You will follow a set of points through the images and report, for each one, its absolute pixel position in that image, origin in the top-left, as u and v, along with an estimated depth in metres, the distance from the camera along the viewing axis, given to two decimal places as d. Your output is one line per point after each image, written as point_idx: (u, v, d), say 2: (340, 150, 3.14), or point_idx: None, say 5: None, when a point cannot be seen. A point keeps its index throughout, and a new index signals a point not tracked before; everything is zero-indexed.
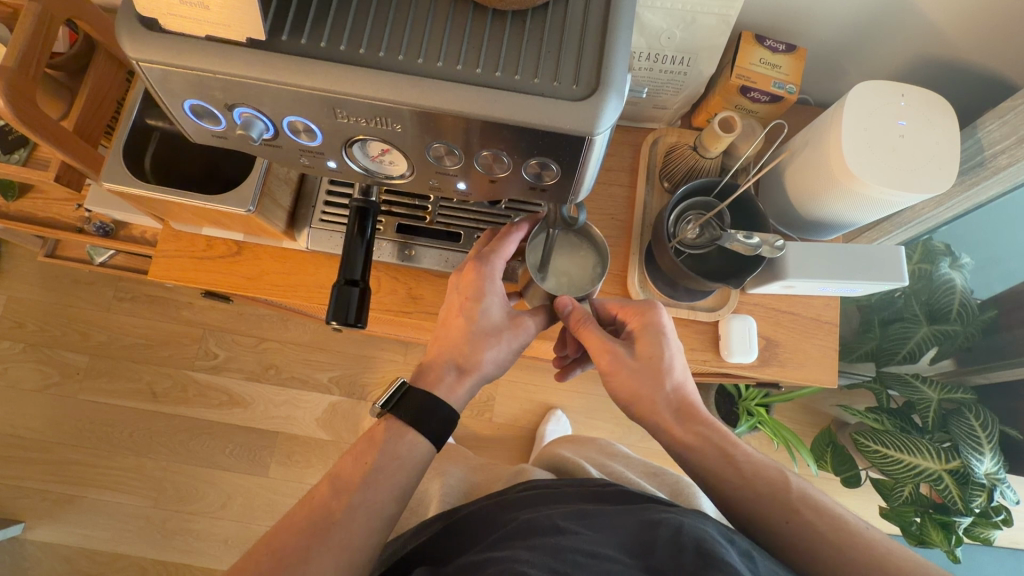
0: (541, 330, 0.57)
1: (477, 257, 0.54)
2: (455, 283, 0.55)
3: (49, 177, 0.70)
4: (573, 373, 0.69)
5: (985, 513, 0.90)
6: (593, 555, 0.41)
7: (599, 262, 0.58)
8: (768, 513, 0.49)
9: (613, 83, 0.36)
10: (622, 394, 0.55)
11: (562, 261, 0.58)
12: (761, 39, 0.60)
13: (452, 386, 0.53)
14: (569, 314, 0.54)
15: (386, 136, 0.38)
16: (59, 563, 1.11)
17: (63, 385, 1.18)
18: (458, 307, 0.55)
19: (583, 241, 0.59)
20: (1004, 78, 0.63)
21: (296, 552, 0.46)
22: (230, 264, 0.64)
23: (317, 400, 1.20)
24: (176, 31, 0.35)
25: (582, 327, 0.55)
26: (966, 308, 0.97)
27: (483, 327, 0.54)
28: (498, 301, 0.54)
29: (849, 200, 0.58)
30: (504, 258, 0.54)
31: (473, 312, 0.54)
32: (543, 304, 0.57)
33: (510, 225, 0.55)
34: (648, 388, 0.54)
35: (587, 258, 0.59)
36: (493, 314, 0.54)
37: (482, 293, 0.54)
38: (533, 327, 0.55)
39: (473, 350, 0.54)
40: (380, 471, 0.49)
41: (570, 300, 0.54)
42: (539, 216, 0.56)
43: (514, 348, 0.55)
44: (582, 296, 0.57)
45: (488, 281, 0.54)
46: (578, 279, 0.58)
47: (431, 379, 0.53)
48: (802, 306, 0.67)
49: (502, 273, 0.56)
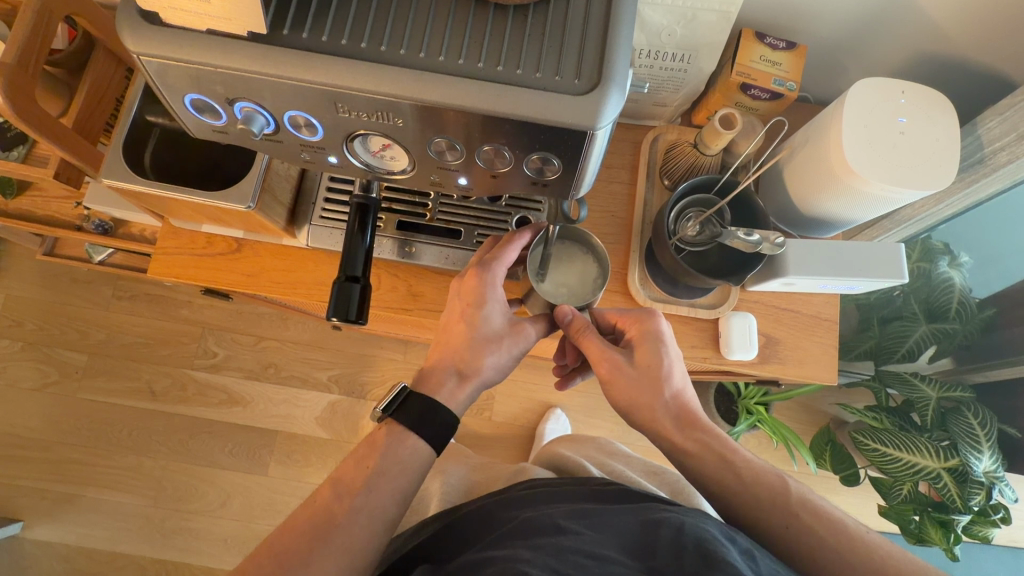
0: (541, 336, 0.57)
1: (479, 264, 0.54)
2: (456, 289, 0.55)
3: (48, 174, 0.70)
4: (573, 382, 0.69)
5: (983, 512, 0.91)
6: (595, 557, 0.42)
7: (599, 275, 0.58)
8: (768, 514, 0.49)
9: (615, 77, 0.35)
10: (622, 402, 0.55)
11: (562, 271, 0.59)
12: (761, 36, 0.60)
13: (453, 392, 0.53)
14: (569, 323, 0.55)
15: (387, 130, 0.38)
16: (58, 562, 1.10)
17: (62, 384, 1.18)
18: (459, 313, 0.55)
19: (585, 253, 0.60)
20: (1003, 76, 0.63)
21: (298, 554, 0.46)
22: (230, 261, 0.63)
23: (316, 399, 1.20)
24: (177, 24, 0.35)
25: (583, 337, 0.55)
26: (964, 306, 0.97)
27: (484, 334, 0.54)
28: (499, 308, 0.54)
29: (849, 198, 0.58)
30: (505, 265, 0.54)
31: (474, 318, 0.54)
32: (544, 312, 0.57)
33: (512, 233, 0.55)
34: (648, 395, 0.54)
35: (588, 270, 0.59)
36: (494, 321, 0.54)
37: (483, 299, 0.53)
38: (533, 334, 0.55)
39: (473, 357, 0.54)
40: (382, 473, 0.49)
41: (571, 309, 0.54)
42: (542, 228, 0.56)
43: (515, 354, 0.55)
44: (582, 305, 0.57)
45: (489, 288, 0.53)
46: (578, 289, 0.58)
47: (432, 385, 0.53)
48: (801, 304, 0.67)
49: (503, 280, 0.56)
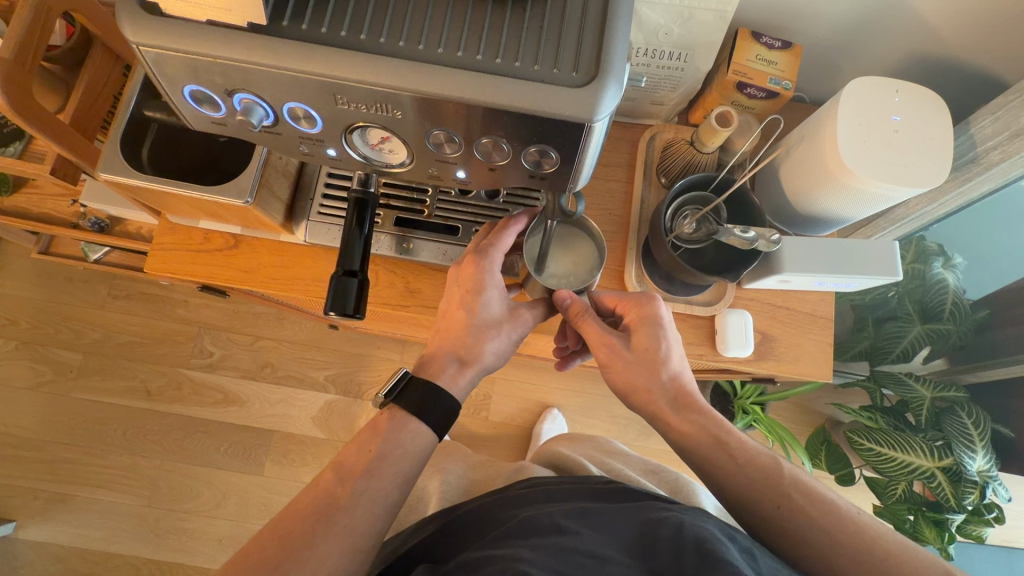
0: (541, 321, 0.58)
1: (476, 250, 0.54)
2: (455, 276, 0.55)
3: (45, 170, 0.70)
4: (573, 363, 0.69)
5: (977, 511, 0.91)
6: (596, 557, 0.42)
7: (596, 251, 0.59)
8: (757, 496, 0.49)
9: (612, 70, 0.36)
10: (620, 385, 0.56)
11: (562, 254, 0.59)
12: (758, 36, 0.60)
13: (454, 378, 0.53)
14: (568, 307, 0.55)
15: (386, 122, 0.39)
16: (50, 563, 1.10)
17: (56, 383, 1.17)
18: (458, 300, 0.55)
19: (583, 237, 0.60)
20: (994, 77, 0.64)
21: (301, 538, 0.45)
22: (228, 257, 0.63)
23: (313, 399, 1.20)
24: (176, 15, 0.35)
25: (581, 320, 0.55)
26: (958, 307, 0.98)
27: (484, 319, 0.54)
28: (498, 293, 0.55)
29: (845, 195, 0.58)
30: (503, 250, 0.55)
31: (474, 305, 0.54)
32: (544, 296, 0.58)
33: (509, 217, 0.56)
34: (646, 378, 0.54)
35: (586, 248, 0.60)
36: (494, 307, 0.55)
37: (482, 285, 0.54)
38: (531, 319, 0.56)
39: (474, 343, 0.54)
40: (383, 458, 0.49)
41: (570, 293, 0.55)
42: (538, 210, 0.56)
43: (514, 340, 0.56)
44: (582, 287, 0.58)
45: (488, 274, 0.54)
46: (575, 271, 0.59)
47: (433, 370, 0.53)
48: (796, 301, 0.67)
49: (502, 265, 0.56)
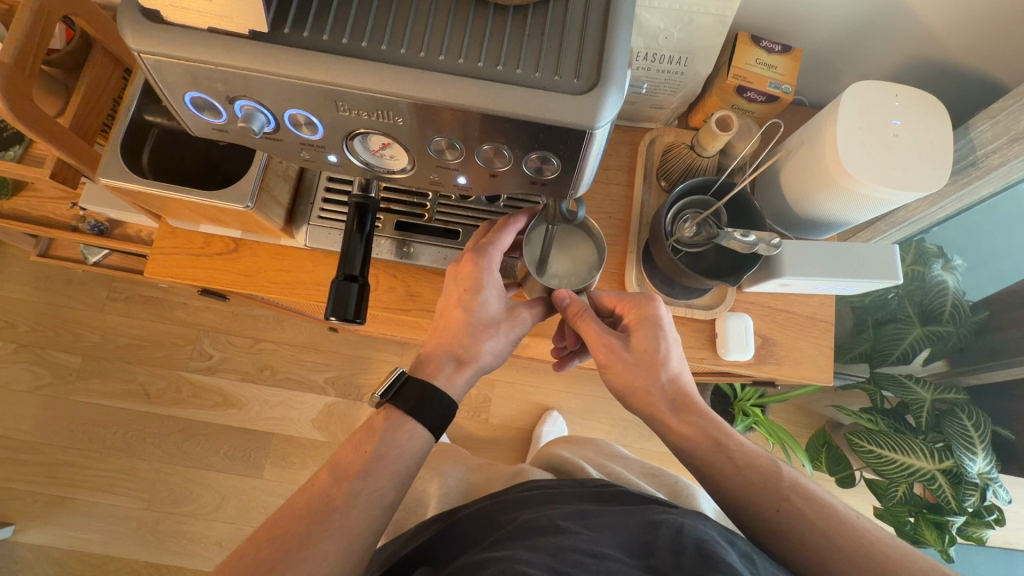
0: (539, 321, 0.58)
1: (475, 249, 0.54)
2: (453, 275, 0.55)
3: (45, 173, 0.70)
4: (571, 364, 0.69)
5: (978, 513, 0.91)
6: (594, 555, 0.41)
7: (596, 252, 0.60)
8: (757, 499, 0.49)
9: (613, 77, 0.36)
10: (618, 385, 0.56)
11: (563, 255, 0.60)
12: (757, 40, 0.60)
13: (451, 377, 0.53)
14: (567, 307, 0.55)
15: (387, 129, 0.39)
16: (50, 566, 1.10)
17: (55, 386, 1.17)
18: (456, 299, 0.55)
19: (582, 238, 0.60)
20: (993, 80, 0.64)
21: (297, 538, 0.45)
22: (228, 261, 0.63)
23: (313, 401, 1.20)
24: (176, 22, 0.35)
25: (580, 320, 0.55)
26: (958, 309, 0.98)
27: (482, 319, 0.54)
28: (497, 293, 0.55)
29: (845, 199, 0.58)
30: (502, 249, 0.55)
31: (472, 304, 0.54)
32: (543, 295, 0.58)
33: (509, 216, 0.56)
34: (645, 379, 0.54)
35: (586, 249, 0.60)
36: (492, 306, 0.55)
37: (480, 285, 0.54)
38: (529, 319, 0.56)
39: (472, 342, 0.54)
40: (380, 458, 0.49)
41: (568, 292, 0.55)
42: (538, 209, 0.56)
43: (513, 339, 0.56)
44: (582, 286, 0.58)
45: (487, 273, 0.54)
46: (575, 271, 0.59)
47: (430, 370, 0.53)
48: (796, 304, 0.67)
49: (501, 264, 0.56)
